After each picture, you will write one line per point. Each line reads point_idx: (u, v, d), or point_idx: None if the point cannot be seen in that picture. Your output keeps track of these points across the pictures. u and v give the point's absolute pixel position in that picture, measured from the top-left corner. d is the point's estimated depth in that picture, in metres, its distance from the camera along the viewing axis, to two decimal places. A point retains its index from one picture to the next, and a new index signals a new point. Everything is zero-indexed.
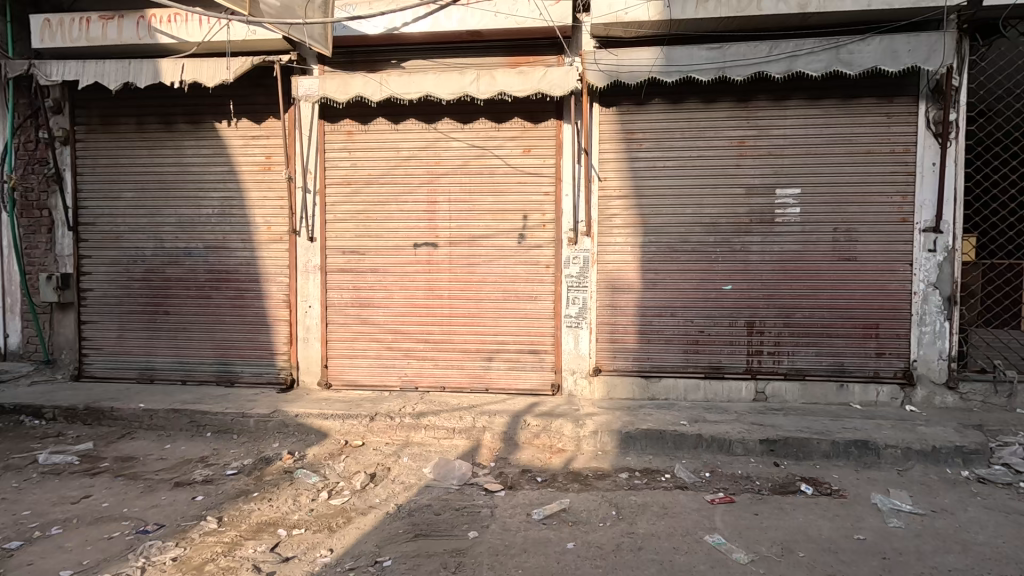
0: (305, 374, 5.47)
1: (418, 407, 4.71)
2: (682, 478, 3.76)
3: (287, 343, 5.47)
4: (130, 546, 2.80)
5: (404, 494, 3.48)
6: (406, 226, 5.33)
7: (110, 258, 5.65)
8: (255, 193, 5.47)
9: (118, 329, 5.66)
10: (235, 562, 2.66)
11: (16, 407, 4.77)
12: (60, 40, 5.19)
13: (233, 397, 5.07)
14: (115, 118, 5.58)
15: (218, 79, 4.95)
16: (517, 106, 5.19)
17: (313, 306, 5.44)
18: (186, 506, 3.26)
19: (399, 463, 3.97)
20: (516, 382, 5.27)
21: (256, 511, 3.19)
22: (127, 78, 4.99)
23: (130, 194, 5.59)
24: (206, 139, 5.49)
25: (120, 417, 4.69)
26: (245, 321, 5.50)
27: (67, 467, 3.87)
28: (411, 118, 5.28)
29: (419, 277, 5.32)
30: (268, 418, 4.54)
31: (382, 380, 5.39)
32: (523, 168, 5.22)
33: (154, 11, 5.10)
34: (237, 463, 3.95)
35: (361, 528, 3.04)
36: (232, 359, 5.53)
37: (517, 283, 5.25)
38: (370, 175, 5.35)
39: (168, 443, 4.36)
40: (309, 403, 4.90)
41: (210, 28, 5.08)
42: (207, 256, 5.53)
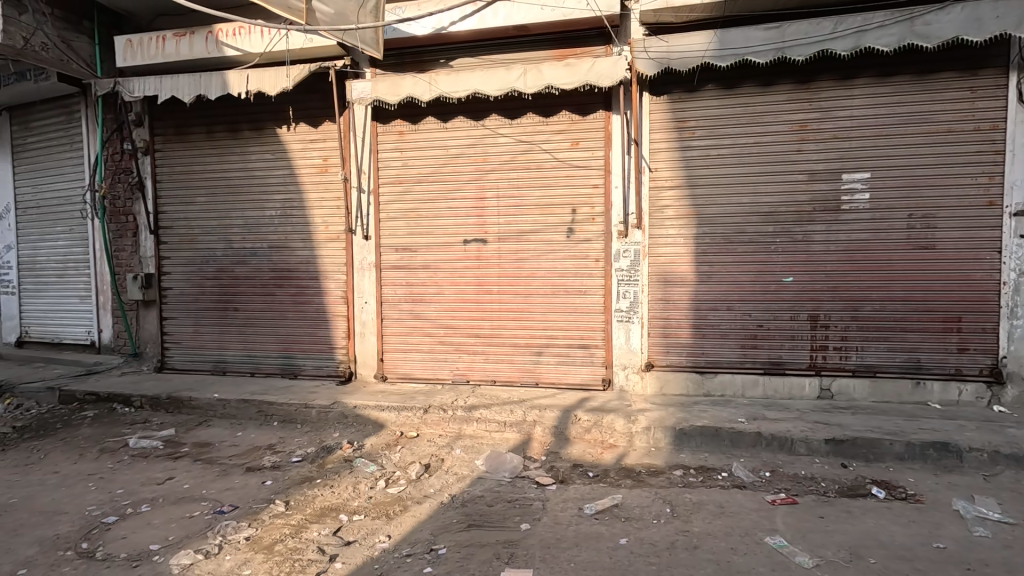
0: (362, 367, 5.69)
1: (470, 401, 4.80)
2: (739, 477, 3.63)
3: (345, 337, 5.71)
4: (209, 525, 3.03)
5: (457, 485, 3.56)
6: (456, 223, 5.41)
7: (186, 259, 6.08)
8: (314, 195, 5.73)
9: (194, 324, 6.10)
10: (302, 543, 2.82)
11: (109, 395, 5.24)
12: (140, 58, 5.61)
13: (296, 388, 5.36)
14: (188, 128, 6.00)
15: (279, 87, 5.21)
16: (565, 99, 5.16)
17: (368, 302, 5.64)
18: (256, 490, 3.49)
19: (452, 454, 4.07)
20: (566, 377, 5.26)
21: (319, 497, 3.37)
22: (198, 90, 5.34)
23: (202, 198, 5.99)
24: (268, 144, 5.80)
25: (198, 405, 5.07)
26: (306, 316, 5.79)
27: (153, 451, 4.23)
28: (459, 116, 5.36)
29: (469, 273, 5.40)
30: (329, 409, 4.77)
31: (435, 373, 5.52)
32: (571, 161, 5.18)
33: (221, 26, 5.41)
34: (301, 451, 4.17)
35: (416, 517, 3.13)
36: (295, 352, 5.83)
37: (566, 278, 5.22)
38: (421, 174, 5.48)
39: (240, 431, 4.67)
40: (366, 394, 5.11)
41: (270, 39, 5.35)
42: (271, 255, 5.85)
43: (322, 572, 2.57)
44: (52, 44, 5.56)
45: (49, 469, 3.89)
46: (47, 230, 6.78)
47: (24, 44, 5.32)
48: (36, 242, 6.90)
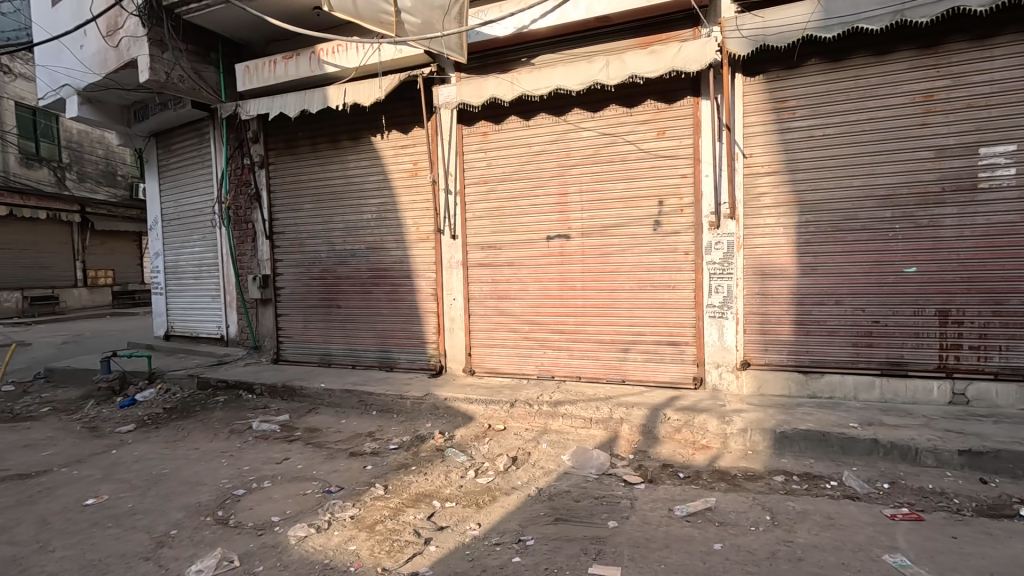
0: (452, 361, 5.93)
1: (556, 396, 4.83)
2: (852, 487, 3.32)
3: (435, 333, 5.99)
4: (319, 502, 3.33)
5: (544, 479, 3.60)
6: (539, 220, 5.45)
7: (296, 261, 6.70)
8: (406, 198, 6.06)
9: (304, 320, 6.70)
10: (400, 525, 3.02)
11: (236, 382, 5.93)
12: (254, 81, 6.23)
13: (393, 380, 5.71)
14: (296, 142, 6.58)
15: (372, 98, 5.54)
16: (650, 87, 5.00)
17: (457, 299, 5.86)
18: (359, 473, 3.78)
19: (539, 448, 4.12)
20: (654, 374, 5.11)
21: (415, 482, 3.58)
22: (303, 106, 5.84)
23: (308, 205, 6.56)
24: (365, 152, 6.22)
25: (308, 394, 5.57)
26: (400, 313, 6.14)
27: (272, 433, 4.73)
28: (541, 114, 5.39)
29: (553, 269, 5.42)
30: (422, 401, 5.04)
31: (521, 368, 5.62)
32: (657, 151, 5.01)
33: (322, 45, 5.86)
34: (398, 439, 4.44)
35: (504, 507, 3.22)
36: (390, 347, 6.21)
37: (653, 272, 5.07)
38: (504, 173, 5.58)
39: (344, 418, 5.08)
40: (456, 387, 5.32)
41: (364, 53, 5.71)
42: (368, 256, 6.27)
43: (418, 553, 2.73)
44: (186, 74, 6.35)
45: (191, 446, 4.49)
46: (185, 239, 7.81)
47: (166, 78, 6.13)
48: (178, 249, 7.97)
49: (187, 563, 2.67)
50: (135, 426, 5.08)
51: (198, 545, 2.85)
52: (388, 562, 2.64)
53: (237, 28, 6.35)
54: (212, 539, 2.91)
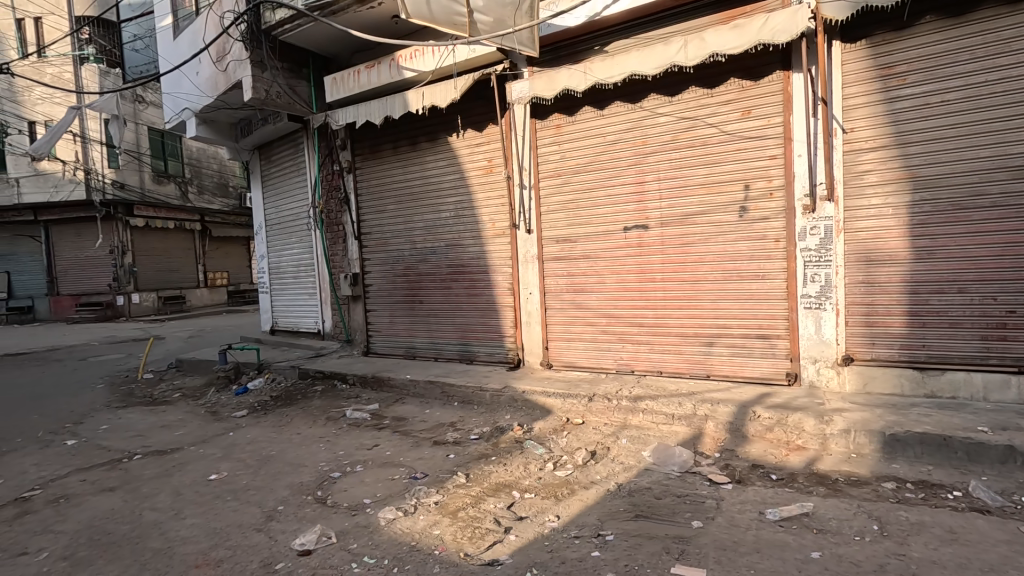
0: (530, 355, 5.98)
1: (635, 391, 4.71)
2: (981, 499, 2.93)
3: (513, 326, 6.07)
4: (407, 487, 3.52)
5: (623, 475, 3.54)
6: (616, 211, 5.33)
7: (382, 260, 7.08)
8: (482, 195, 6.18)
9: (390, 316, 7.08)
10: (481, 513, 3.11)
11: (331, 373, 6.41)
12: (340, 91, 6.63)
13: (473, 373, 5.88)
14: (379, 147, 6.94)
15: (447, 99, 5.70)
16: (733, 65, 4.70)
17: (533, 293, 5.89)
18: (442, 461, 3.95)
19: (618, 444, 4.05)
20: (741, 370, 4.82)
21: (495, 472, 3.67)
22: (385, 112, 6.14)
23: (391, 206, 6.90)
24: (442, 153, 6.43)
25: (395, 385, 5.89)
26: (479, 307, 6.30)
27: (363, 421, 5.06)
28: (616, 102, 5.25)
29: (631, 261, 5.28)
30: (501, 393, 5.15)
31: (599, 362, 5.54)
32: (742, 132, 4.70)
33: (400, 52, 6.11)
34: (478, 430, 4.57)
35: (583, 501, 3.21)
36: (470, 341, 6.39)
37: (739, 261, 4.78)
38: (578, 165, 5.51)
39: (428, 408, 5.31)
40: (535, 380, 5.38)
41: (440, 56, 5.88)
42: (447, 253, 6.48)
43: (498, 541, 2.80)
44: (283, 90, 6.90)
45: (294, 430, 4.93)
46: (286, 241, 8.54)
47: (266, 94, 6.68)
48: (280, 252, 8.73)
49: (292, 536, 2.94)
50: (248, 411, 5.66)
51: (302, 520, 3.13)
52: (470, 548, 2.74)
53: (325, 43, 6.80)
54: (313, 516, 3.18)
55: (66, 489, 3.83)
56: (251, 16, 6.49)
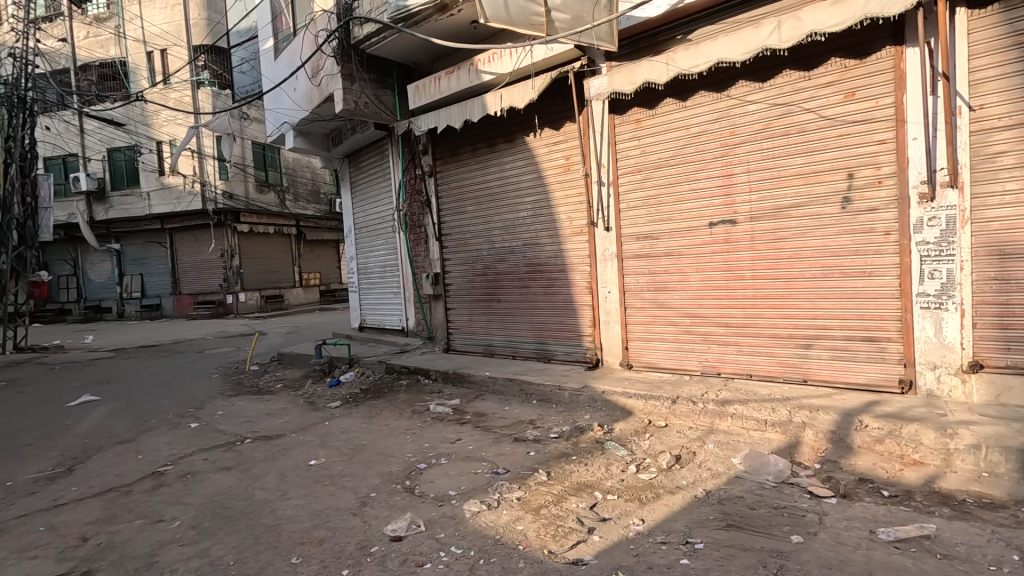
0: (609, 355, 5.88)
1: (723, 394, 4.49)
2: None
3: (591, 326, 6.01)
4: (489, 482, 3.60)
5: (712, 481, 3.38)
6: (701, 206, 5.10)
7: (461, 259, 7.27)
8: (559, 193, 6.18)
9: (469, 314, 7.27)
10: (564, 511, 3.11)
11: (415, 368, 6.70)
12: (422, 98, 6.90)
13: (551, 371, 5.89)
14: (458, 149, 7.13)
15: (525, 99, 5.74)
16: (834, 44, 4.33)
17: (612, 292, 5.79)
18: (523, 457, 3.99)
19: (705, 449, 3.89)
20: (844, 375, 4.43)
21: (576, 472, 3.65)
22: (464, 116, 6.30)
23: (470, 207, 7.07)
24: (520, 153, 6.50)
25: (475, 381, 6.04)
26: (556, 306, 6.30)
27: (446, 415, 5.24)
28: (700, 92, 5.03)
29: (717, 258, 5.04)
30: (580, 392, 5.11)
31: (682, 363, 5.34)
32: (845, 117, 4.32)
33: (479, 57, 6.26)
34: (558, 429, 4.57)
35: (669, 506, 3.11)
36: (547, 339, 6.41)
37: (841, 257, 4.40)
38: (659, 159, 5.34)
39: (507, 405, 5.40)
40: (614, 380, 5.29)
41: (517, 57, 5.95)
42: (525, 252, 6.54)
43: (582, 541, 2.79)
44: (370, 100, 7.30)
45: (383, 422, 5.20)
46: (373, 243, 9.04)
47: (355, 105, 7.11)
48: (367, 253, 9.26)
49: (385, 522, 3.11)
50: (341, 402, 6.06)
51: (393, 507, 3.30)
52: (554, 546, 2.75)
53: (408, 52, 7.10)
54: (404, 504, 3.35)
55: (192, 466, 4.32)
56: (341, 32, 6.93)
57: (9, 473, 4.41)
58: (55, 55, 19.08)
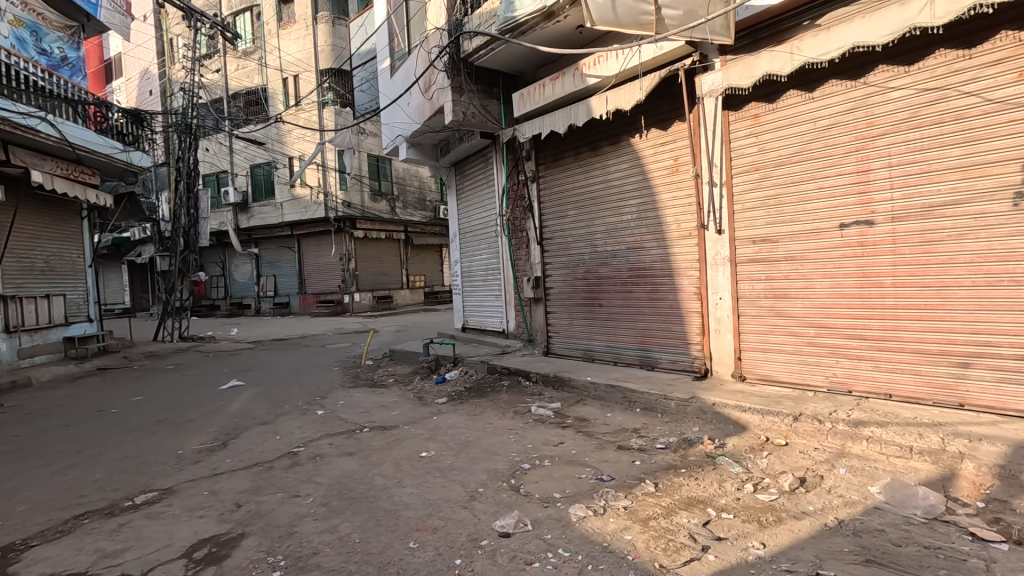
0: (719, 365, 5.55)
1: (856, 414, 4.05)
2: None
3: (700, 334, 5.72)
4: (594, 488, 3.57)
5: (845, 510, 3.05)
6: (830, 205, 4.65)
7: (563, 263, 7.29)
8: (667, 195, 5.97)
9: (569, 318, 7.26)
10: (675, 526, 2.99)
11: (516, 370, 6.83)
12: (526, 105, 7.03)
13: (656, 380, 5.69)
14: (562, 154, 7.17)
15: (633, 100, 5.63)
16: (1005, 15, 3.75)
17: (724, 298, 5.46)
18: (628, 466, 3.91)
19: (834, 473, 3.52)
20: (1014, 402, 3.78)
21: (686, 485, 3.50)
22: (569, 120, 6.31)
23: (572, 211, 7.07)
24: (625, 155, 6.39)
25: (576, 386, 6.02)
26: (661, 312, 6.10)
27: (547, 418, 5.29)
28: (831, 81, 4.60)
29: (849, 263, 4.56)
30: (688, 403, 4.89)
31: (805, 378, 4.89)
32: (1019, 99, 3.72)
33: (584, 60, 6.24)
34: (664, 439, 4.41)
35: (794, 532, 2.86)
36: (651, 346, 6.22)
37: (1011, 262, 3.78)
38: (781, 156, 4.95)
39: (609, 411, 5.31)
40: (726, 392, 4.98)
41: (625, 58, 5.85)
42: (629, 256, 6.40)
43: (696, 559, 2.66)
44: (477, 110, 7.61)
45: (486, 420, 5.37)
46: (477, 248, 9.38)
47: (463, 116, 7.44)
48: (471, 257, 9.63)
49: (493, 518, 3.21)
50: (447, 399, 6.36)
51: (501, 504, 3.40)
52: (665, 560, 2.66)
53: (514, 62, 7.29)
54: (510, 502, 3.43)
55: (320, 450, 4.79)
56: (452, 47, 7.29)
57: (179, 444, 5.19)
58: (212, 86, 22.22)
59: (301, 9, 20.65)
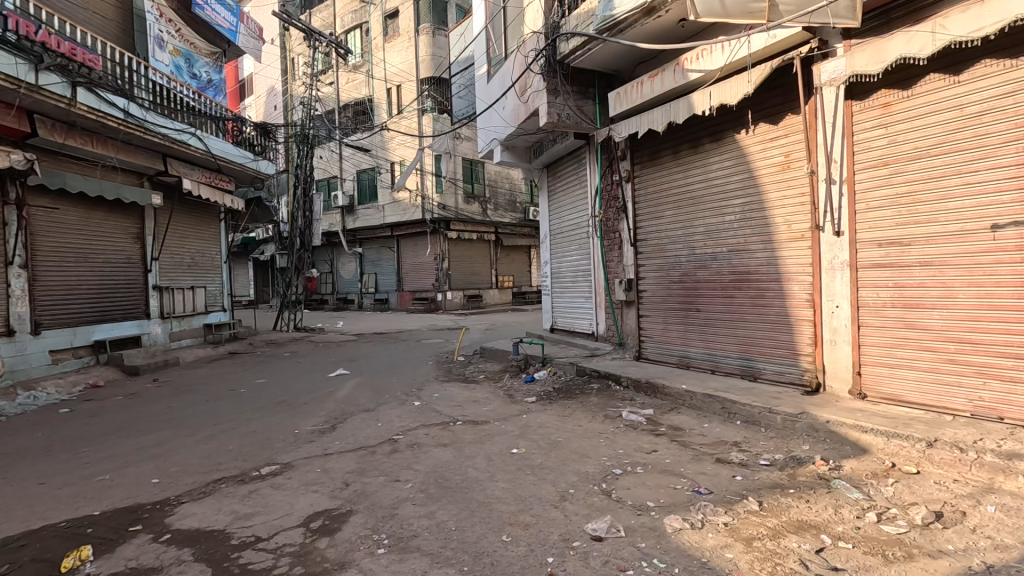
0: (833, 380, 5.07)
1: (1008, 444, 3.50)
2: None
3: (812, 344, 5.26)
4: (691, 500, 3.42)
5: (995, 554, 2.65)
6: (979, 203, 4.07)
7: (658, 265, 7.06)
8: (776, 194, 5.57)
9: (664, 322, 7.01)
10: (783, 549, 2.78)
11: (607, 373, 6.72)
12: (623, 104, 6.88)
13: (759, 392, 5.32)
14: (659, 153, 6.95)
15: (740, 94, 5.31)
16: None
17: (841, 306, 4.98)
18: (728, 481, 3.70)
19: (980, 511, 3.07)
20: None
21: (795, 507, 3.23)
22: (669, 118, 6.10)
23: (669, 212, 6.83)
24: (728, 152, 6.05)
25: (670, 393, 5.80)
26: (767, 320, 5.70)
27: (639, 424, 5.15)
28: (983, 61, 4.04)
29: (1002, 269, 3.97)
30: (796, 419, 4.52)
31: (941, 400, 4.31)
32: None
33: (686, 56, 6.01)
34: (769, 456, 4.11)
35: (929, 572, 2.54)
36: (754, 355, 5.83)
37: None
38: (917, 149, 4.42)
39: (706, 422, 5.05)
40: (842, 410, 4.53)
41: (731, 50, 5.54)
42: (731, 258, 6.05)
43: None
44: (571, 111, 7.61)
45: (576, 422, 5.35)
46: (567, 249, 9.37)
47: (558, 117, 7.47)
48: (562, 258, 9.63)
49: (585, 520, 3.19)
50: (537, 398, 6.43)
51: (593, 507, 3.37)
52: None
53: (611, 61, 7.18)
54: (603, 506, 3.39)
55: (417, 439, 5.06)
56: (549, 50, 7.36)
57: (296, 424, 5.74)
58: (326, 99, 24.30)
59: (405, 22, 21.90)
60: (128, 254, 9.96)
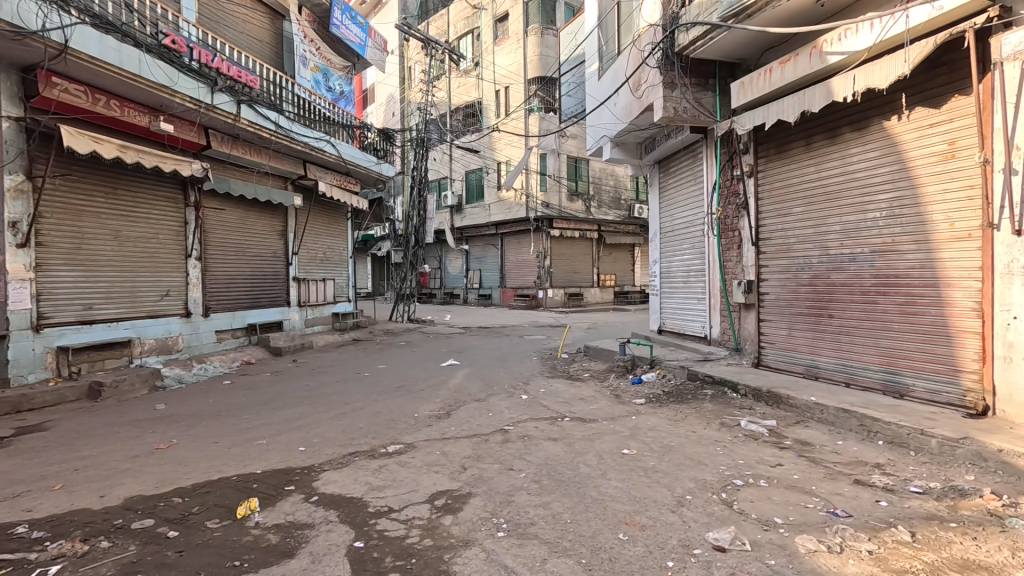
0: (1006, 404, 4.33)
1: None
2: None
3: (979, 360, 4.55)
4: (825, 521, 3.16)
5: None
6: None
7: (783, 266, 6.55)
8: (934, 187, 4.91)
9: (789, 328, 6.50)
10: None
11: (722, 380, 6.39)
12: (748, 95, 6.46)
13: (906, 410, 4.73)
14: (788, 145, 6.43)
15: (892, 77, 4.74)
16: None
17: (1019, 318, 4.21)
18: (869, 505, 3.36)
19: None
20: None
21: (957, 544, 2.85)
22: (802, 107, 5.61)
23: (799, 209, 6.30)
24: (875, 142, 5.43)
25: (796, 405, 5.38)
26: (917, 330, 5.06)
27: (760, 435, 4.84)
28: None
29: None
30: (957, 444, 3.97)
31: None
32: None
33: (824, 38, 5.47)
34: (921, 483, 3.66)
35: None
36: (901, 369, 5.20)
37: None
38: None
39: (840, 439, 4.60)
40: (1018, 437, 3.90)
41: (881, 28, 4.96)
42: (874, 260, 5.45)
43: None
44: (689, 105, 7.31)
45: (689, 428, 5.16)
46: (679, 248, 9.02)
47: (674, 111, 7.21)
48: (672, 257, 9.29)
49: (705, 528, 3.08)
50: (646, 400, 6.29)
51: (712, 515, 3.26)
52: None
53: (736, 49, 6.76)
54: (723, 515, 3.26)
55: (527, 431, 5.21)
56: (667, 42, 7.14)
57: (415, 408, 6.18)
58: (439, 104, 25.68)
59: (514, 25, 22.38)
60: (274, 249, 11.33)
